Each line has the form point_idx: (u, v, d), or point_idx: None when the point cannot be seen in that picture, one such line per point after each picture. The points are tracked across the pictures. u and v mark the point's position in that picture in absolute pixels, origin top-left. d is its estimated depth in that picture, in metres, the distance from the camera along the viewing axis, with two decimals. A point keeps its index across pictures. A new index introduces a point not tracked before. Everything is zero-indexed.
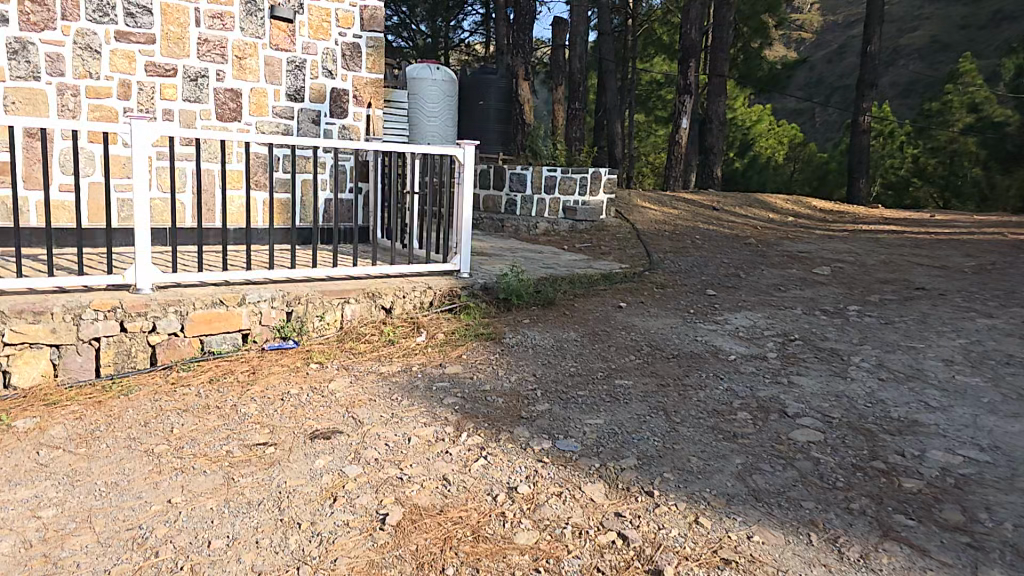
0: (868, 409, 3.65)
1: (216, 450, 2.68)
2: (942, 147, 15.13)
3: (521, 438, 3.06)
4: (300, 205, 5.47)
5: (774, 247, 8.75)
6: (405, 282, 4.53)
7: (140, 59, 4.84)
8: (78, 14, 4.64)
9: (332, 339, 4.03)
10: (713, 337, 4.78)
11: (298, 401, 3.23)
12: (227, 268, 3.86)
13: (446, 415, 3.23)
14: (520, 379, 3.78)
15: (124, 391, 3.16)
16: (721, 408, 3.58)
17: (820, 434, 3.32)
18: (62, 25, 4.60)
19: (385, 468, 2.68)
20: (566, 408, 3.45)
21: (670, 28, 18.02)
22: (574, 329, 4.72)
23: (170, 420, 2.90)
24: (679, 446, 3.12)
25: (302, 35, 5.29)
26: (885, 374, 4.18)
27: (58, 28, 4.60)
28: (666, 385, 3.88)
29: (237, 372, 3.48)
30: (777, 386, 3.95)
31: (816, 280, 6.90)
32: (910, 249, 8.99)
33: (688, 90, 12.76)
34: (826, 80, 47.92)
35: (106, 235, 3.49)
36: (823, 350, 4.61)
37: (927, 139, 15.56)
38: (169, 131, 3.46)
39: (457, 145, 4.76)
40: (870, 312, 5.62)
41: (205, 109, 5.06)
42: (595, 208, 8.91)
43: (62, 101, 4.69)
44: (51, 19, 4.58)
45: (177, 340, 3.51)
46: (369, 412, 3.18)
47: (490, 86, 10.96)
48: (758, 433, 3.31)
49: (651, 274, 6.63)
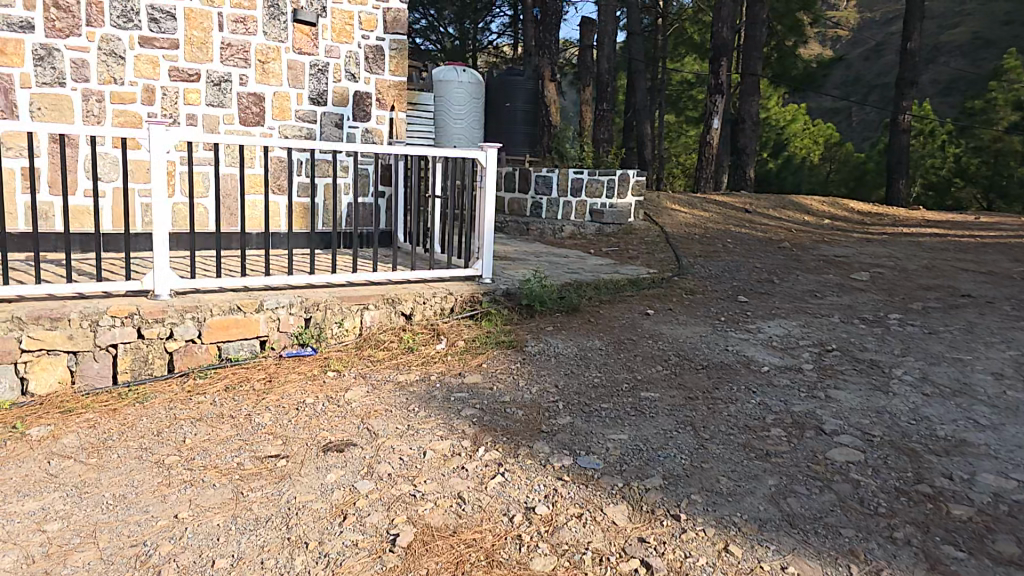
0: (911, 427, 3.42)
1: (227, 462, 2.63)
2: (987, 146, 14.52)
3: (541, 454, 2.93)
4: (322, 209, 5.44)
5: (809, 251, 8.44)
6: (425, 287, 4.46)
7: (164, 64, 4.87)
8: (103, 20, 4.68)
9: (351, 346, 3.97)
10: (744, 347, 4.58)
11: (313, 411, 3.16)
12: (245, 274, 3.83)
13: (464, 428, 3.12)
14: (541, 391, 3.65)
15: (139, 399, 3.14)
16: (752, 424, 3.40)
17: (860, 454, 3.11)
18: (87, 31, 4.65)
19: (398, 484, 2.58)
20: (588, 422, 3.31)
21: (701, 27, 17.64)
22: (598, 337, 4.57)
23: (184, 429, 2.86)
24: (708, 465, 2.95)
25: (325, 39, 5.26)
26: (930, 389, 3.92)
27: (83, 34, 4.65)
28: (694, 398, 3.70)
29: (254, 381, 3.43)
30: (813, 400, 3.74)
31: (854, 286, 6.61)
32: (954, 253, 8.58)
33: (719, 90, 12.46)
34: (864, 79, 46.63)
35: (124, 241, 3.48)
36: (862, 362, 4.37)
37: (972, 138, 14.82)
38: (186, 136, 3.43)
39: (479, 147, 4.66)
40: (913, 321, 5.34)
41: (228, 113, 5.08)
42: (623, 211, 8.73)
43: (87, 107, 4.75)
44: (76, 25, 4.63)
45: (194, 347, 3.48)
46: (384, 423, 3.09)
47: (517, 88, 10.86)
48: (792, 452, 3.12)
49: (680, 279, 6.44)
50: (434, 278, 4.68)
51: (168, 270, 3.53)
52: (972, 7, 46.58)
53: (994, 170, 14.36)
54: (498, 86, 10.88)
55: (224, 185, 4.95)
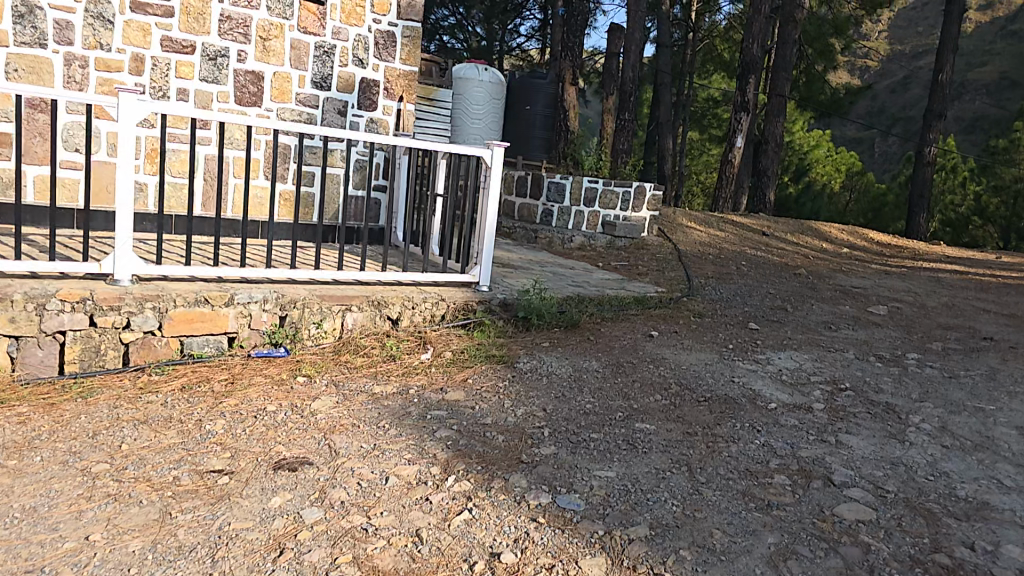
0: (929, 484, 3.07)
1: (162, 475, 2.36)
2: (1007, 185, 13.89)
3: (517, 489, 2.62)
4: (320, 201, 5.26)
5: (824, 280, 8.09)
6: (416, 291, 4.19)
7: (156, 32, 4.64)
8: None
9: (328, 350, 3.69)
10: (752, 380, 4.25)
11: (272, 420, 2.88)
12: (220, 263, 3.56)
13: (435, 452, 2.82)
14: (526, 415, 3.34)
15: (83, 394, 2.89)
16: (755, 469, 3.07)
17: (872, 513, 2.77)
18: None
19: (350, 515, 2.28)
20: (574, 454, 3.00)
21: (731, 44, 17.35)
22: (596, 358, 4.26)
23: (123, 432, 2.59)
24: (701, 514, 2.63)
25: (333, 19, 5.02)
26: (950, 441, 3.56)
27: None
28: (693, 434, 3.38)
29: (214, 381, 3.16)
30: (822, 445, 3.40)
31: (871, 320, 6.26)
32: (975, 292, 8.21)
33: (745, 108, 12.13)
34: (889, 110, 46.22)
35: (84, 217, 3.21)
36: (877, 405, 4.02)
37: (994, 176, 14.52)
38: (161, 107, 3.15)
39: (485, 145, 4.38)
40: (932, 362, 5.00)
41: (223, 91, 4.84)
42: (638, 225, 8.43)
43: (69, 72, 4.52)
44: None
45: (153, 340, 3.22)
46: (347, 440, 2.80)
47: (538, 91, 10.56)
48: (797, 505, 2.79)
49: (690, 300, 6.13)
50: (427, 282, 4.41)
51: (131, 253, 3.27)
52: (1001, 44, 45.92)
53: (1013, 211, 13.83)
54: (519, 87, 10.53)
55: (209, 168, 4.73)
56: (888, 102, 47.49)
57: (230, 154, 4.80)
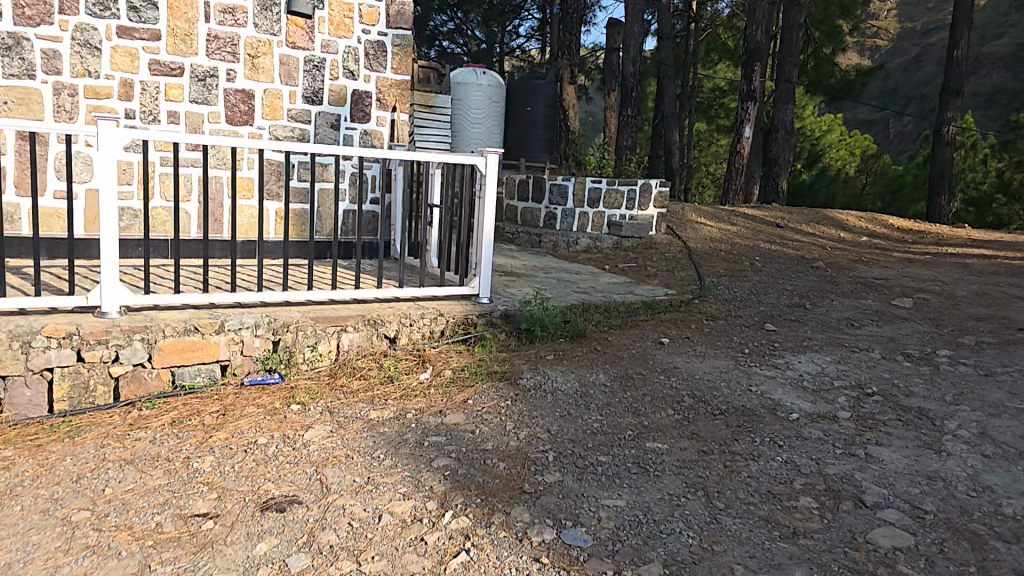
0: (972, 501, 2.87)
1: (144, 521, 2.26)
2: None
3: (519, 524, 2.49)
4: (316, 215, 5.33)
5: (844, 272, 7.84)
6: (414, 308, 4.09)
7: (144, 56, 4.69)
8: (78, 8, 4.50)
9: (324, 374, 3.62)
10: (770, 388, 4.06)
11: (261, 454, 2.78)
12: (209, 289, 3.50)
13: (433, 484, 2.70)
14: (530, 437, 3.22)
15: (71, 434, 2.83)
16: (777, 491, 2.90)
17: (910, 538, 2.59)
18: (59, 19, 4.47)
19: (339, 561, 2.17)
20: (581, 481, 2.86)
21: (735, 32, 17.00)
22: (603, 370, 4.11)
23: (107, 475, 2.52)
24: (720, 547, 2.47)
25: (321, 32, 5.09)
26: (991, 449, 3.35)
27: (55, 23, 4.47)
28: (709, 453, 3.22)
29: (206, 414, 3.08)
30: (850, 460, 3.22)
31: (896, 314, 6.03)
32: (1006, 277, 7.89)
33: (752, 97, 11.81)
34: (904, 90, 45.35)
35: (69, 248, 3.15)
36: (908, 412, 3.80)
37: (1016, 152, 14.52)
38: (137, 133, 3.10)
39: (479, 153, 4.27)
40: (965, 358, 4.76)
41: (214, 111, 4.90)
42: (644, 224, 8.20)
43: (58, 102, 4.56)
44: (48, 13, 4.45)
45: (143, 372, 3.16)
46: (340, 474, 2.70)
47: (537, 92, 11.13)
48: (826, 532, 2.62)
49: (701, 302, 5.94)
50: (426, 296, 4.32)
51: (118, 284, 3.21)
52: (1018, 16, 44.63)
53: None
54: (519, 90, 11.14)
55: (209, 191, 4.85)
56: (903, 82, 46.58)
57: (214, 174, 4.86)
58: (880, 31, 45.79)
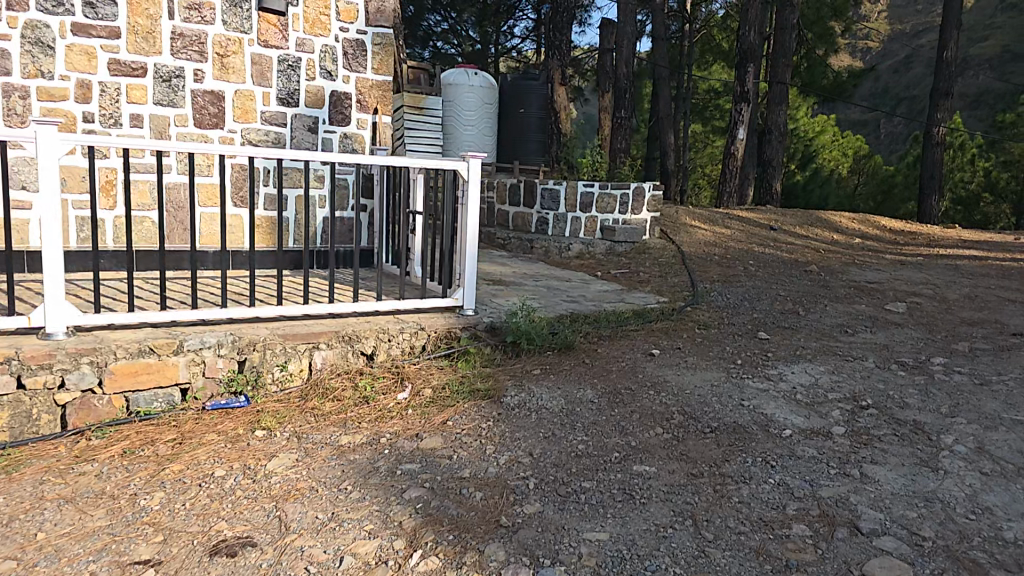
0: (971, 525, 2.69)
1: (76, 571, 2.06)
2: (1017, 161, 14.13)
3: (492, 564, 2.29)
4: (293, 223, 5.16)
5: (838, 276, 7.67)
6: (393, 322, 3.89)
7: (102, 55, 4.48)
8: (27, 4, 4.28)
9: (294, 395, 3.41)
10: (763, 402, 3.87)
11: (217, 489, 2.57)
12: (167, 305, 3.28)
13: (402, 519, 2.49)
14: (510, 463, 3.02)
15: (9, 469, 2.63)
16: (770, 518, 2.71)
17: (908, 569, 2.41)
18: (8, 15, 4.26)
19: None
20: (562, 512, 2.65)
21: (730, 33, 17.12)
22: (591, 386, 3.91)
23: (42, 516, 2.31)
24: None
25: (296, 30, 4.89)
26: (989, 466, 3.17)
27: (4, 20, 4.26)
28: (699, 476, 3.02)
29: (160, 443, 2.88)
30: (845, 481, 3.03)
31: (889, 319, 5.87)
32: (997, 278, 7.77)
33: (745, 99, 11.66)
34: (894, 90, 45.57)
35: (9, 264, 2.94)
36: (904, 426, 3.62)
37: (1003, 152, 14.46)
38: (79, 140, 2.88)
39: (460, 158, 4.08)
40: (959, 366, 4.58)
41: (181, 114, 4.72)
42: (638, 228, 8.05)
43: (9, 105, 4.36)
44: None
45: (93, 399, 2.96)
46: (301, 509, 2.49)
47: (532, 93, 10.91)
48: (820, 565, 2.43)
49: (694, 310, 5.77)
50: (406, 310, 4.12)
51: (65, 303, 3.00)
52: (1002, 20, 45.11)
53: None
54: (514, 92, 10.89)
55: (176, 197, 4.70)
56: (892, 83, 46.82)
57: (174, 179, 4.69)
58: (870, 33, 46.00)
